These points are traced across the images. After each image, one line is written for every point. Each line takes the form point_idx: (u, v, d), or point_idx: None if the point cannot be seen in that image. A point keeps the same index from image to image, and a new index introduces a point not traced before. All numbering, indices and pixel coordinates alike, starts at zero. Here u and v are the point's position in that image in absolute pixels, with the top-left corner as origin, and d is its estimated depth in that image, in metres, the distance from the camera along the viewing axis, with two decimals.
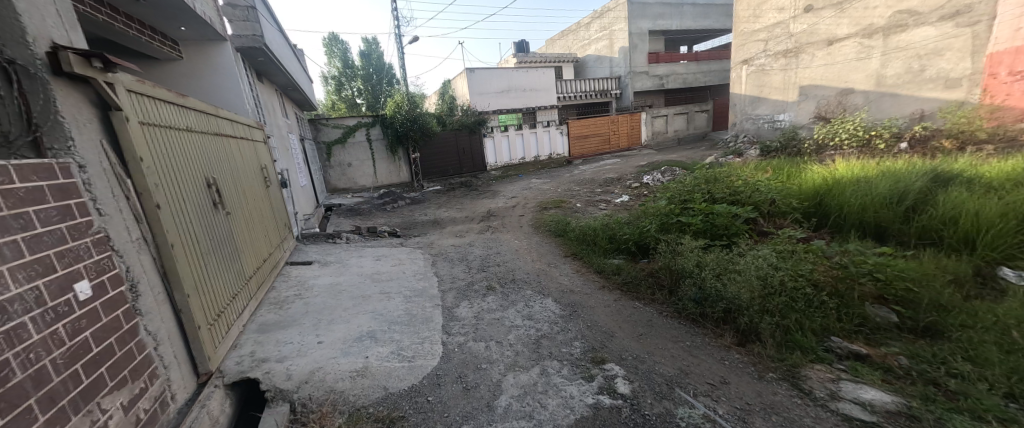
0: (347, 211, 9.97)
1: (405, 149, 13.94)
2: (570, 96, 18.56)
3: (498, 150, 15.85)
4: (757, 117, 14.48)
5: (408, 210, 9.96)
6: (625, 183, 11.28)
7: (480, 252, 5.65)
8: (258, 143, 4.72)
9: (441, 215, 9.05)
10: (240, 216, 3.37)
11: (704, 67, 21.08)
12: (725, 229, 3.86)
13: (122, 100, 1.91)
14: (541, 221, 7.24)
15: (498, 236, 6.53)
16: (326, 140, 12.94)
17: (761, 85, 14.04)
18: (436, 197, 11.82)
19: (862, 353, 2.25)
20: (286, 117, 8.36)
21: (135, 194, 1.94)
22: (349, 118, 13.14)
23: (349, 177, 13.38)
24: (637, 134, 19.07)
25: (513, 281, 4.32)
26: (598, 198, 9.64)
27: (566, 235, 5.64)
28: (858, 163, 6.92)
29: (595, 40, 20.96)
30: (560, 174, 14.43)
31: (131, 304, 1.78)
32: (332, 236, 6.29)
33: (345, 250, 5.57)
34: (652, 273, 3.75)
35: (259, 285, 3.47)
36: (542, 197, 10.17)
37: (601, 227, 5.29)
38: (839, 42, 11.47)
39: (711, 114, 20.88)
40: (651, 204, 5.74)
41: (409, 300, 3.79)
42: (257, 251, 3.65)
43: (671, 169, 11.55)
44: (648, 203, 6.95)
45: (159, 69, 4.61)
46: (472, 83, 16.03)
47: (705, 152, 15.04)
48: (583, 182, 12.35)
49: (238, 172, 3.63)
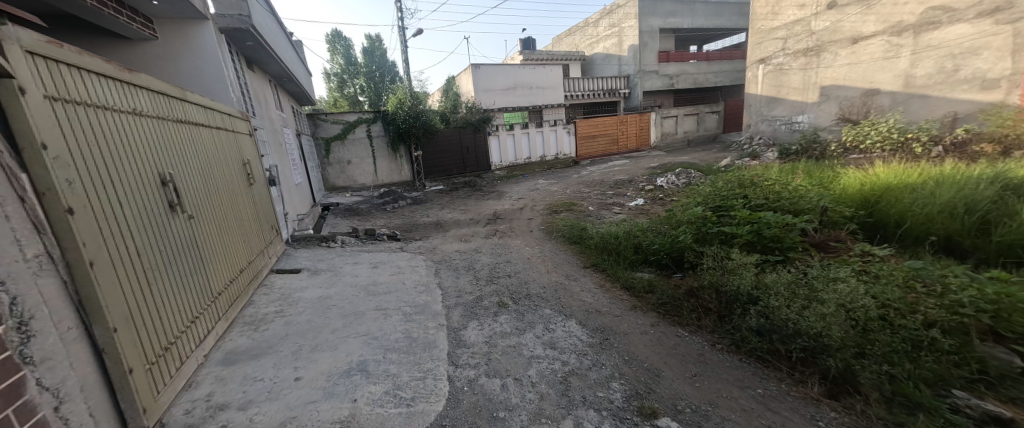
0: (345, 211, 9.46)
1: (407, 147, 13.44)
2: (578, 95, 18.03)
3: (503, 149, 15.32)
4: (773, 118, 13.91)
5: (409, 210, 9.44)
6: (638, 186, 10.73)
7: (488, 260, 5.12)
8: (241, 136, 4.20)
9: (444, 217, 8.52)
10: (210, 220, 2.85)
11: (715, 67, 20.52)
12: (775, 241, 3.34)
13: (15, 66, 1.38)
14: (553, 225, 6.70)
15: (507, 242, 6.00)
16: (325, 135, 12.42)
17: (779, 86, 13.47)
18: (438, 197, 11.29)
19: (1003, 415, 1.71)
20: (281, 111, 7.84)
21: (34, 195, 1.40)
22: (350, 114, 12.65)
23: (348, 175, 12.87)
24: (646, 135, 18.48)
25: (528, 296, 3.79)
26: (611, 201, 9.10)
27: (583, 243, 5.12)
28: (900, 168, 6.35)
29: (603, 38, 20.41)
30: (567, 175, 13.89)
31: (18, 351, 1.24)
32: (326, 239, 5.77)
33: (339, 256, 5.04)
34: (692, 293, 3.22)
35: (233, 302, 2.95)
36: (550, 199, 9.64)
37: (624, 234, 4.77)
38: (865, 40, 10.90)
39: (722, 115, 20.21)
40: (678, 209, 5.20)
41: (408, 319, 3.26)
42: (232, 260, 3.13)
43: (686, 171, 11.00)
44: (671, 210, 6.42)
45: (129, 50, 4.08)
46: (478, 79, 15.54)
47: (718, 154, 14.50)
48: (592, 184, 11.81)
49: (211, 168, 3.12)
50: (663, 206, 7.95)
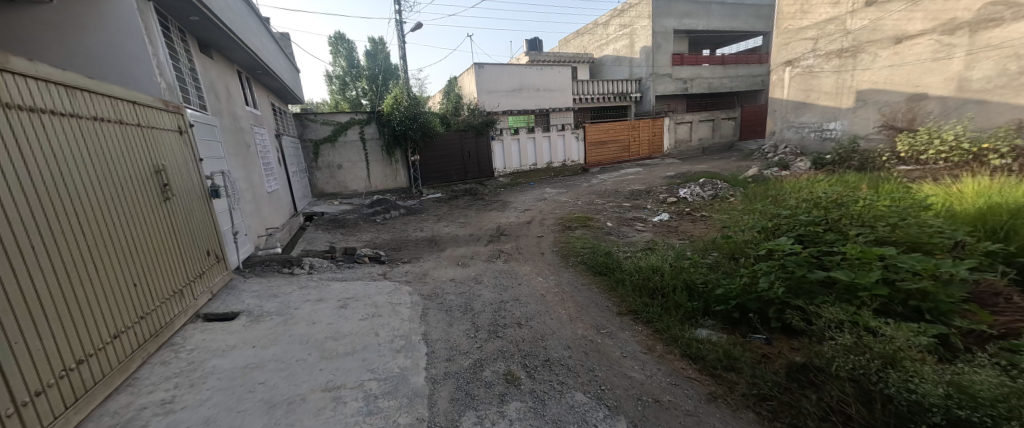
0: (329, 222, 8.39)
1: (403, 151, 12.42)
2: (587, 99, 17.04)
3: (508, 155, 14.26)
4: (801, 125, 12.86)
5: (402, 222, 8.38)
6: (657, 197, 9.64)
7: (491, 296, 4.01)
8: (162, 133, 3.15)
9: (440, 231, 7.43)
10: (30, 265, 1.79)
11: (731, 71, 19.52)
12: (921, 300, 2.25)
13: None
14: (569, 246, 5.59)
15: (514, 269, 4.88)
16: (314, 137, 11.40)
17: (808, 90, 12.41)
18: (436, 206, 10.23)
19: None
20: (253, 108, 6.83)
21: None
22: (342, 114, 11.64)
23: (339, 181, 11.82)
24: (659, 142, 17.40)
25: (547, 363, 2.67)
26: (631, 215, 8.02)
27: (612, 276, 4.01)
28: (995, 183, 5.18)
29: (614, 39, 19.46)
30: (577, 183, 12.83)
31: None
32: (291, 262, 4.67)
33: (299, 288, 3.93)
34: (805, 382, 2.11)
35: (70, 397, 1.86)
36: (561, 212, 8.55)
37: (667, 267, 3.69)
38: (911, 40, 9.87)
39: (739, 122, 19.14)
40: (732, 237, 4.10)
41: (370, 409, 2.15)
42: (85, 325, 2.04)
43: (711, 182, 9.91)
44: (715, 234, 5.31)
45: (16, 18, 3.09)
46: (482, 80, 14.59)
47: (739, 163, 13.42)
48: (605, 194, 10.74)
49: (60, 177, 2.07)
50: (695, 225, 6.84)
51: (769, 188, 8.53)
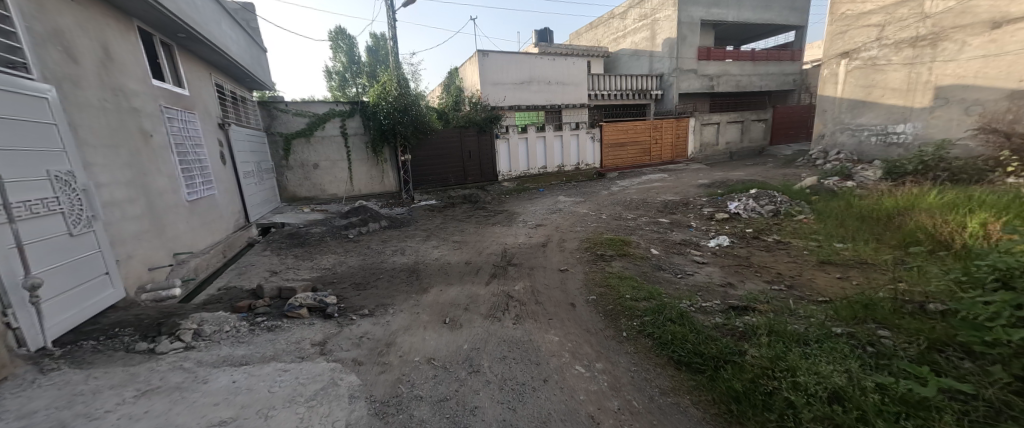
0: (286, 237, 6.54)
1: (393, 149, 10.60)
2: (603, 95, 15.25)
3: (514, 156, 12.39)
4: (858, 128, 11.09)
5: (380, 240, 6.52)
6: (700, 211, 7.81)
7: (496, 417, 2.14)
8: None
9: (426, 256, 5.56)
10: None
11: (761, 68, 17.72)
12: None
13: None
14: (613, 294, 3.73)
15: (532, 340, 3.00)
16: (284, 130, 9.51)
17: (870, 86, 10.61)
18: (427, 217, 8.40)
19: None
20: (172, 86, 5.04)
21: None
22: (320, 104, 9.82)
23: (315, 183, 9.98)
24: (683, 145, 15.55)
25: None
26: (677, 237, 6.19)
27: (721, 384, 2.16)
28: None
29: (632, 31, 17.65)
30: (595, 191, 11.03)
31: None
32: (161, 324, 2.79)
33: (124, 403, 2.05)
34: None
35: None
36: (585, 230, 6.70)
37: (855, 393, 1.83)
38: (1014, 23, 8.01)
39: (770, 124, 17.30)
40: (945, 331, 2.26)
41: None
42: None
43: (765, 193, 8.04)
44: (845, 297, 3.41)
45: None
46: (486, 70, 12.83)
47: (784, 171, 11.57)
48: (632, 206, 8.92)
49: None
50: (774, 256, 4.97)
51: (849, 207, 6.70)
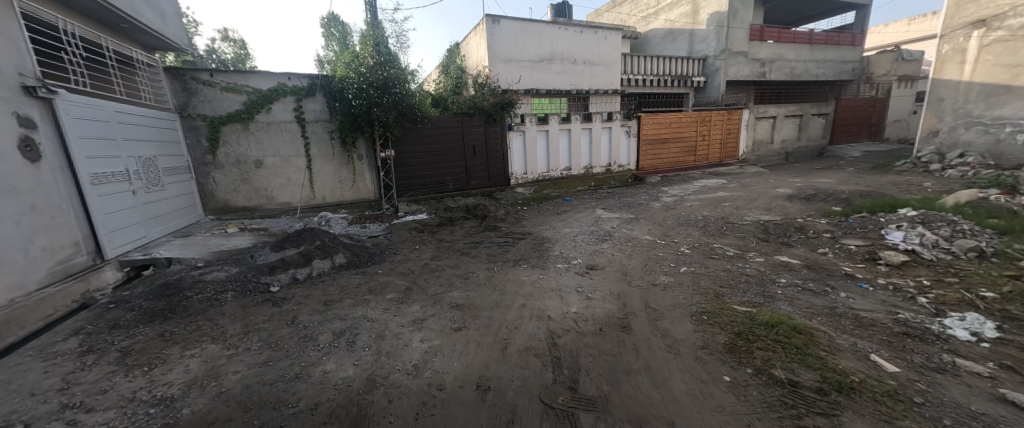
0: (152, 293, 3.68)
1: (369, 142, 7.74)
2: (637, 80, 12.43)
3: (532, 154, 9.53)
4: (995, 122, 8.30)
5: (318, 302, 3.63)
6: (840, 243, 4.98)
7: None
8: None
9: (392, 359, 2.67)
10: None
11: (819, 53, 14.92)
12: None
13: None
14: None
15: None
16: (209, 112, 6.63)
17: (1019, 64, 7.84)
18: (412, 244, 5.55)
19: None
20: None
21: None
22: (263, 76, 6.90)
23: (258, 188, 7.10)
24: (733, 143, 12.71)
25: None
26: (864, 306, 3.34)
27: None
28: None
29: (668, 6, 14.81)
30: (643, 203, 8.23)
31: None
32: None
33: None
34: None
35: None
36: (682, 284, 3.85)
37: None
38: None
39: (830, 120, 14.53)
40: None
41: None
42: None
43: (934, 215, 5.22)
44: None
45: None
46: (496, 42, 9.95)
47: (889, 178, 8.78)
48: (714, 230, 6.10)
49: None
50: None
51: None
